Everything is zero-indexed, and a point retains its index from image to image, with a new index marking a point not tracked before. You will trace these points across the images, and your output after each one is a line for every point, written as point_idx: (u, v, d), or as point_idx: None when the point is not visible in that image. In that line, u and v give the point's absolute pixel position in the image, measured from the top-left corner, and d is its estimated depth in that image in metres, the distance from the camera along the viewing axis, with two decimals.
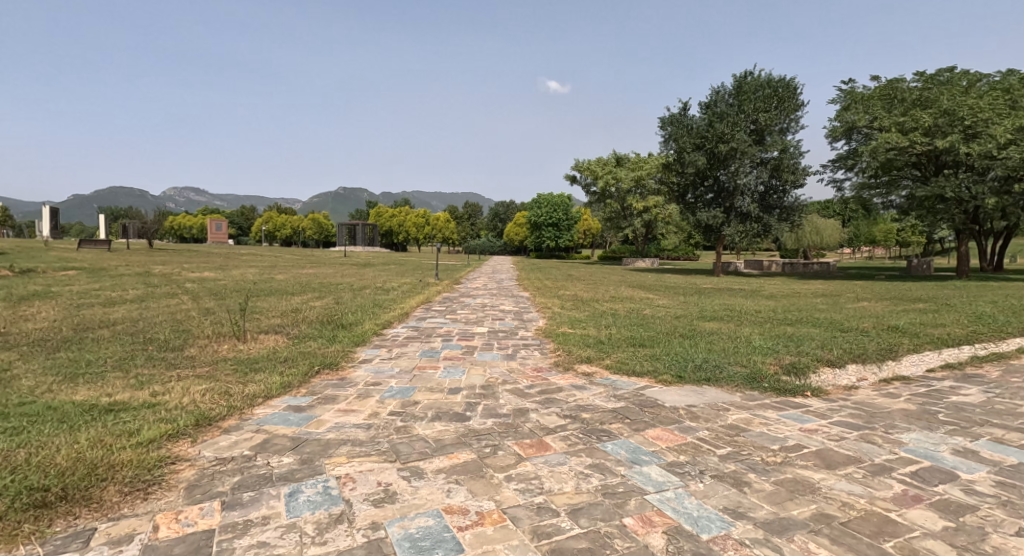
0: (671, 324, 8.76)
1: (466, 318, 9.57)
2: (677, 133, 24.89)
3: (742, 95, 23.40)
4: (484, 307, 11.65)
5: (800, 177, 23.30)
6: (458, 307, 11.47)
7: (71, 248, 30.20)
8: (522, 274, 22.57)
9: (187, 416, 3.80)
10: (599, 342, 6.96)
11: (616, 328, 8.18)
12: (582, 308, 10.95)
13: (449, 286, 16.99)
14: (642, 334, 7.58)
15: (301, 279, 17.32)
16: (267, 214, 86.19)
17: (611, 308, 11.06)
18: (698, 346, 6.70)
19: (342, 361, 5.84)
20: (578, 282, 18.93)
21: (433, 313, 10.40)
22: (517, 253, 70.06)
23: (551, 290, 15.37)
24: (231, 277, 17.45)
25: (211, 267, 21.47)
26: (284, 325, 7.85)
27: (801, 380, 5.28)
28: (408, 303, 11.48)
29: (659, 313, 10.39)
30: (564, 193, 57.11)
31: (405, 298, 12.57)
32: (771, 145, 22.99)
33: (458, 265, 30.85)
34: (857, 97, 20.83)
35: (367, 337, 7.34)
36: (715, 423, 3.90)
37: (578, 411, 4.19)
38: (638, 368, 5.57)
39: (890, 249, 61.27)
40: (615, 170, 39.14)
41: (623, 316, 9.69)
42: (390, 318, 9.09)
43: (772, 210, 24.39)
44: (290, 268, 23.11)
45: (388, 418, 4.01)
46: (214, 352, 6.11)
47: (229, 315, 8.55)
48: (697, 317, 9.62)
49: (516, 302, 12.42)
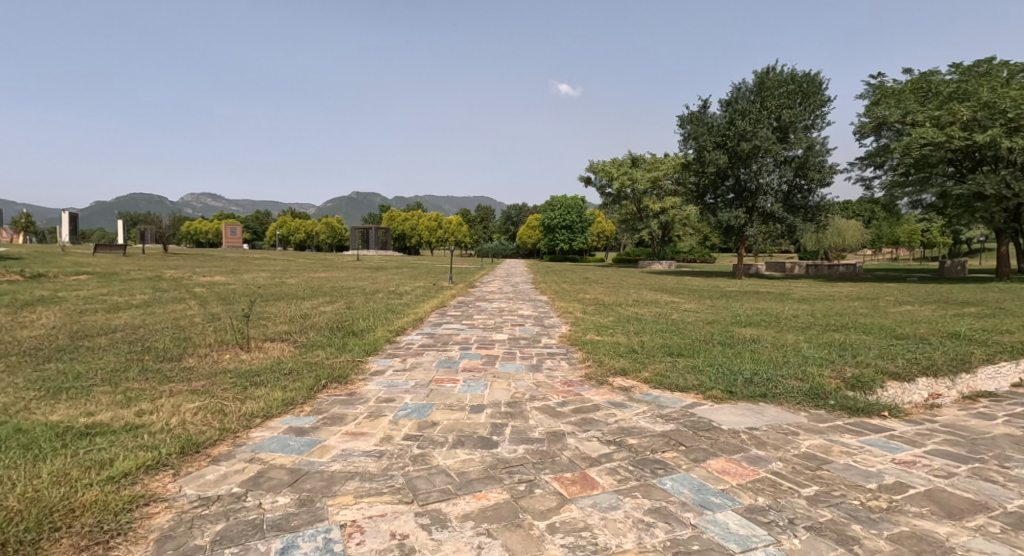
0: (706, 331, 8.13)
1: (484, 324, 9.03)
2: (696, 132, 24.12)
3: (765, 91, 22.65)
4: (502, 311, 11.10)
5: (827, 176, 22.48)
6: (475, 312, 10.96)
7: (86, 253, 30.16)
8: (539, 277, 21.98)
9: (172, 442, 3.29)
10: (632, 351, 6.39)
11: (648, 335, 7.59)
12: (606, 313, 10.37)
13: (464, 290, 16.47)
14: (677, 342, 6.97)
15: (311, 283, 16.89)
16: (280, 218, 86.60)
17: (637, 313, 10.47)
18: (743, 356, 6.08)
19: (352, 373, 5.31)
20: (597, 285, 18.35)
21: (449, 318, 9.88)
22: (530, 256, 69.57)
23: (571, 293, 14.78)
24: (242, 281, 17.07)
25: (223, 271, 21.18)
26: (292, 333, 7.34)
27: (869, 395, 4.66)
28: (421, 308, 10.95)
29: (688, 318, 9.79)
30: (578, 195, 56.47)
31: (419, 303, 12.06)
32: (796, 142, 22.21)
33: (471, 268, 30.38)
34: (886, 92, 20.08)
35: (379, 346, 6.80)
36: (789, 451, 3.30)
37: (623, 437, 3.62)
38: (681, 381, 4.99)
39: (914, 251, 59.80)
40: (631, 171, 38.39)
41: (651, 321, 9.10)
42: (404, 324, 8.56)
43: (797, 210, 23.56)
44: (303, 272, 22.78)
45: (403, 444, 3.46)
46: (213, 363, 5.61)
47: (234, 323, 8.08)
48: (732, 323, 8.97)
49: (536, 307, 11.85)
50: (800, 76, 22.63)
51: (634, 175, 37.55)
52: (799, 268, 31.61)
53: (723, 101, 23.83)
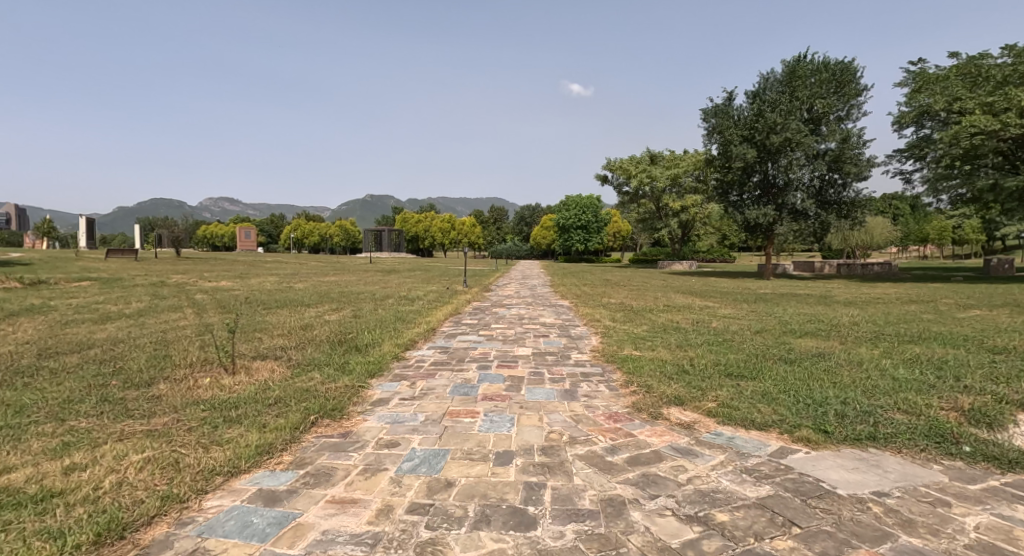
0: (758, 343, 7.10)
1: (504, 336, 8.08)
2: (721, 125, 23.04)
3: (795, 80, 21.47)
4: (522, 319, 10.15)
5: (864, 169, 21.20)
6: (492, 320, 10.03)
7: (97, 258, 29.76)
8: (558, 280, 20.99)
9: (88, 527, 2.38)
10: (683, 371, 5.40)
11: (695, 350, 6.58)
12: (637, 322, 9.37)
13: (479, 294, 15.54)
14: (731, 360, 5.96)
15: (319, 289, 16.11)
16: (294, 221, 86.73)
17: (672, 321, 9.44)
18: (819, 377, 5.05)
19: (350, 404, 4.39)
20: (620, 288, 17.34)
21: (465, 328, 8.96)
22: (545, 257, 68.72)
23: (594, 297, 13.79)
24: (248, 287, 16.28)
25: (231, 276, 20.49)
26: (286, 350, 6.44)
27: (1006, 436, 3.63)
28: (435, 316, 10.05)
29: (732, 327, 8.74)
30: (594, 195, 55.35)
31: (432, 310, 11.13)
32: (829, 135, 21.08)
33: (486, 271, 29.32)
34: (929, 78, 19.54)
35: (385, 364, 5.87)
36: (956, 541, 2.30)
37: (706, 508, 2.65)
38: (756, 415, 3.99)
39: (943, 248, 57.86)
40: (650, 169, 37.18)
41: (692, 332, 8.07)
42: (414, 336, 7.62)
43: (830, 206, 22.38)
44: (313, 276, 22.03)
45: (407, 523, 2.53)
46: (188, 390, 4.73)
47: (226, 337, 7.22)
48: (785, 334, 7.92)
49: (558, 313, 10.91)
50: (833, 65, 21.49)
51: (653, 172, 36.41)
52: (829, 267, 30.17)
53: (749, 92, 22.74)
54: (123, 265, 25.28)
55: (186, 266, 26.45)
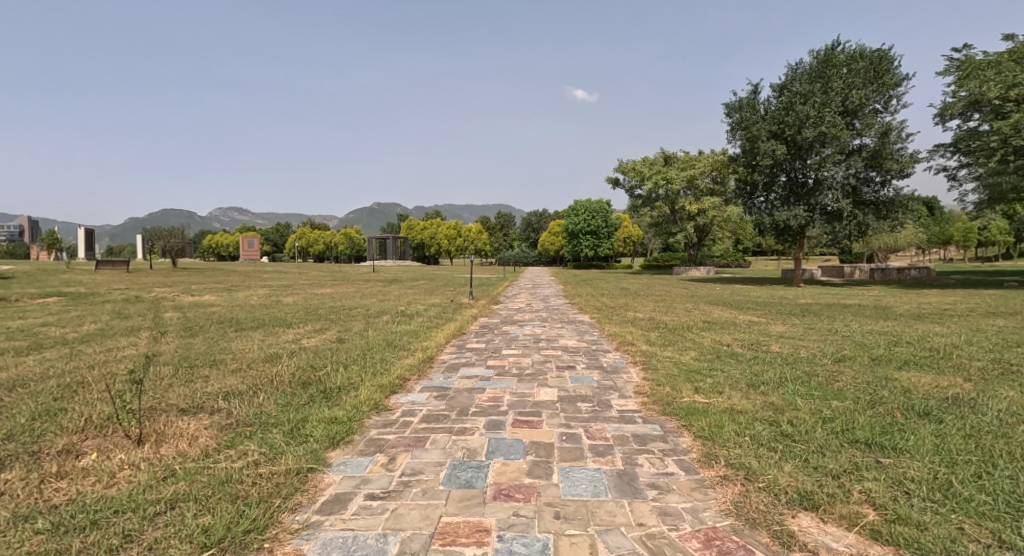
0: (852, 379, 5.46)
1: (519, 368, 6.44)
2: (746, 120, 21.40)
3: (829, 70, 19.85)
4: (538, 342, 8.51)
5: (907, 166, 19.57)
6: (502, 343, 8.37)
7: (86, 269, 28.40)
8: (571, 289, 19.36)
9: None
10: (784, 436, 3.73)
11: (777, 394, 4.91)
12: (680, 346, 7.72)
13: (486, 307, 13.89)
14: (837, 411, 4.31)
15: (309, 303, 14.46)
16: (298, 230, 85.45)
17: (722, 345, 7.78)
18: (998, 447, 3.41)
19: (282, 514, 2.75)
20: (643, 299, 15.72)
21: (471, 356, 7.33)
22: (553, 263, 67.16)
23: (618, 312, 12.15)
24: (231, 301, 14.64)
25: (217, 288, 18.92)
26: (231, 397, 4.80)
27: None
28: (435, 338, 8.43)
29: (801, 353, 7.08)
30: (603, 199, 53.79)
31: (431, 330, 9.49)
32: (867, 128, 19.45)
33: (493, 279, 27.64)
34: (978, 64, 18.44)
35: (356, 424, 4.21)
36: None
37: None
38: (969, 547, 2.34)
39: (966, 249, 56.19)
40: (664, 170, 35.59)
41: (757, 363, 6.40)
42: (404, 371, 5.98)
43: (866, 206, 20.84)
44: (306, 288, 20.41)
45: None
46: (44, 478, 3.09)
47: (161, 377, 5.56)
48: (875, 363, 6.27)
49: (580, 333, 9.29)
50: (869, 53, 19.78)
51: (669, 174, 34.80)
52: (860, 272, 28.36)
53: (776, 85, 21.14)
54: (107, 277, 23.76)
55: (177, 278, 24.93)
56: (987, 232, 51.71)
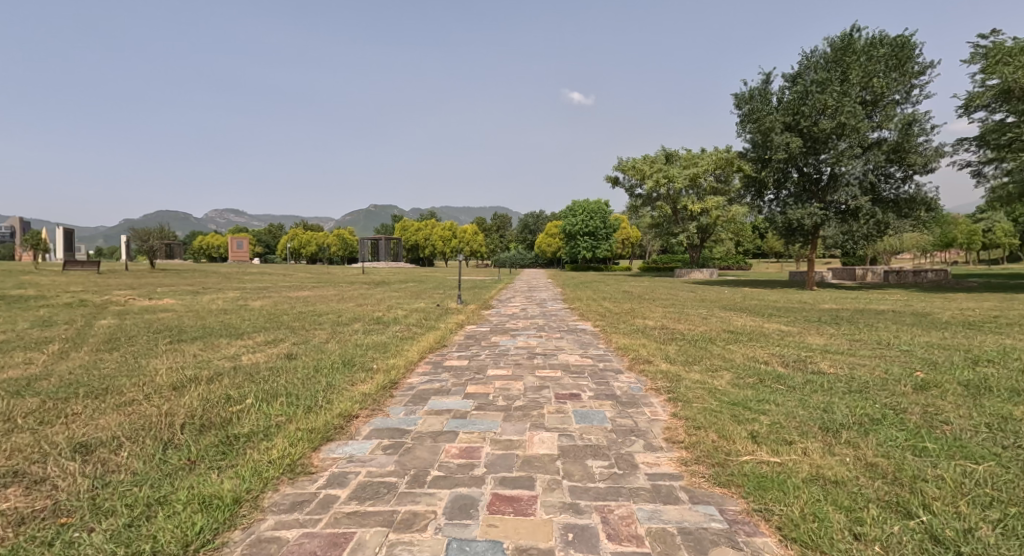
0: (964, 420, 3.95)
1: (507, 399, 4.92)
2: (757, 111, 20.02)
3: (847, 57, 18.51)
4: (533, 358, 7.00)
5: (932, 160, 18.22)
6: (489, 360, 6.85)
7: (57, 269, 26.87)
8: (570, 293, 17.87)
9: None
10: (944, 547, 2.22)
11: (875, 446, 3.41)
12: (708, 366, 6.22)
13: (476, 313, 12.39)
14: (990, 484, 2.80)
15: (278, 308, 12.90)
16: (290, 231, 83.71)
17: (760, 365, 6.29)
18: None
19: None
20: (650, 303, 14.27)
21: (448, 378, 5.82)
22: (550, 265, 65.75)
23: (625, 318, 10.66)
24: (190, 305, 13.06)
25: (183, 291, 17.30)
26: (80, 450, 3.30)
27: None
28: (407, 354, 6.89)
29: (865, 376, 5.60)
30: (601, 200, 52.32)
31: (406, 343, 7.94)
32: (887, 120, 18.14)
33: (487, 281, 26.12)
34: (1008, 51, 17.17)
35: (246, 508, 2.69)
36: None
37: None
38: None
39: (971, 252, 55.09)
40: (666, 168, 34.18)
41: (817, 393, 4.90)
42: (351, 407, 4.45)
43: (885, 203, 19.52)
44: (283, 291, 18.81)
45: None
46: None
47: (11, 414, 4.05)
48: (975, 393, 4.76)
49: (583, 346, 7.79)
50: (889, 39, 18.44)
51: (671, 172, 33.43)
52: (872, 274, 26.97)
53: (790, 74, 19.82)
54: (69, 277, 22.04)
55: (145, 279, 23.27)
56: (991, 232, 50.79)
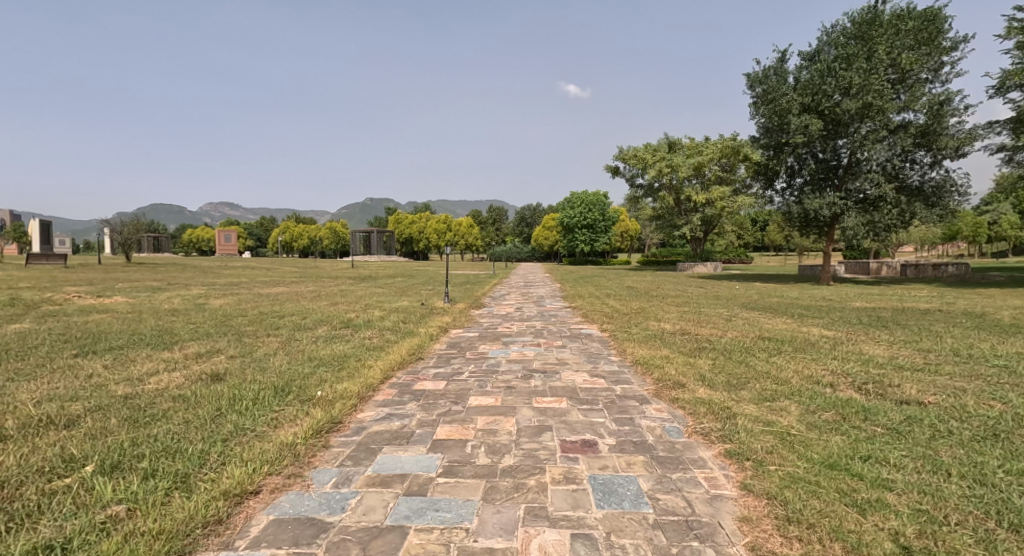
0: None
1: (490, 453, 3.39)
2: (772, 91, 18.48)
3: (872, 32, 17.03)
4: (530, 377, 5.48)
5: (965, 144, 16.75)
6: (472, 381, 5.31)
7: (19, 263, 25.04)
8: (571, 289, 16.37)
9: None
10: None
11: None
12: (759, 393, 4.72)
13: (464, 313, 10.87)
14: None
15: (239, 308, 11.30)
16: (281, 224, 81.63)
17: (826, 391, 4.80)
18: None
19: None
20: (660, 301, 12.77)
21: (415, 413, 4.28)
22: (547, 259, 64.28)
23: (637, 321, 9.15)
24: (139, 304, 11.44)
25: (142, 288, 15.60)
26: None
27: None
28: (367, 374, 5.34)
29: (983, 411, 4.08)
30: (600, 191, 50.63)
31: (371, 355, 6.41)
32: (916, 100, 16.69)
33: (481, 276, 24.52)
34: None
35: None
36: None
37: None
38: None
39: (978, 245, 53.76)
40: (669, 156, 32.62)
41: (940, 442, 3.39)
42: (246, 476, 2.91)
43: (909, 192, 18.09)
44: (256, 287, 17.13)
45: None
46: None
47: None
48: None
49: (591, 360, 6.26)
50: (917, 12, 16.98)
51: (674, 160, 31.84)
52: (887, 269, 25.58)
53: (808, 52, 18.36)
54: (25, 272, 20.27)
55: (111, 274, 21.60)
56: (998, 226, 49.42)
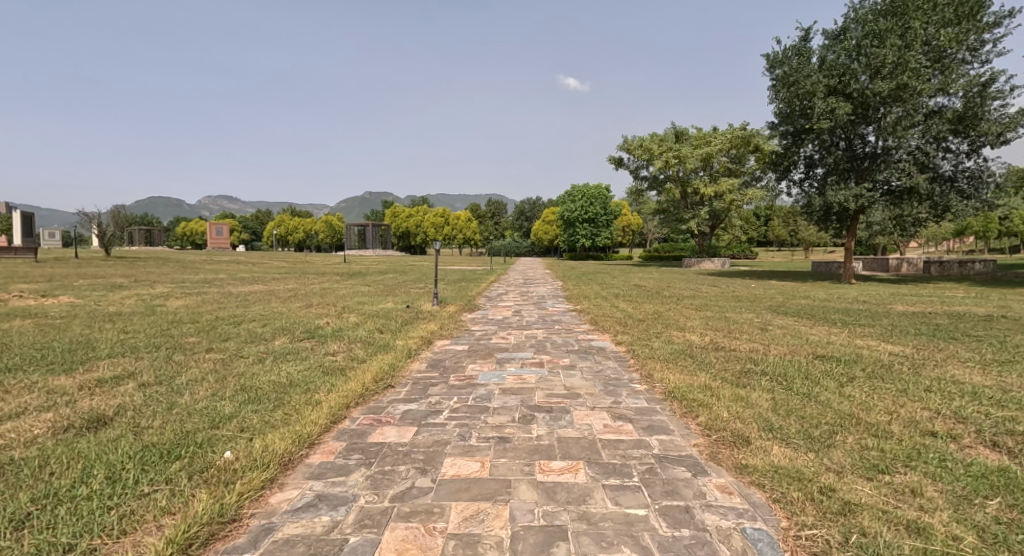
0: None
1: None
2: (794, 73, 16.97)
3: (905, 7, 15.54)
4: (531, 420, 4.01)
5: (1008, 129, 15.24)
6: (452, 429, 3.83)
7: None
8: (574, 288, 14.89)
9: None
10: None
11: None
12: (861, 455, 3.27)
13: (454, 318, 9.40)
14: None
15: (196, 311, 9.82)
16: (276, 217, 79.86)
17: (956, 452, 3.34)
18: None
19: None
20: (678, 304, 11.30)
21: (358, 495, 2.82)
22: (547, 253, 62.67)
23: (657, 331, 7.67)
24: (80, 306, 9.93)
25: (102, 286, 14.04)
26: None
27: None
28: (307, 418, 3.87)
29: None
30: (603, 185, 48.92)
31: (327, 382, 4.94)
32: (953, 81, 15.21)
33: (479, 273, 22.97)
34: None
35: None
36: None
37: None
38: None
39: (990, 240, 52.13)
40: (676, 147, 31.05)
41: None
42: None
43: (942, 183, 16.64)
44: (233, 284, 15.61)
45: None
46: None
47: None
48: None
49: (609, 390, 4.80)
50: None
51: (681, 151, 30.28)
52: (907, 265, 24.11)
53: (832, 30, 16.89)
54: None
55: (78, 269, 20.06)
56: (1010, 221, 47.87)
